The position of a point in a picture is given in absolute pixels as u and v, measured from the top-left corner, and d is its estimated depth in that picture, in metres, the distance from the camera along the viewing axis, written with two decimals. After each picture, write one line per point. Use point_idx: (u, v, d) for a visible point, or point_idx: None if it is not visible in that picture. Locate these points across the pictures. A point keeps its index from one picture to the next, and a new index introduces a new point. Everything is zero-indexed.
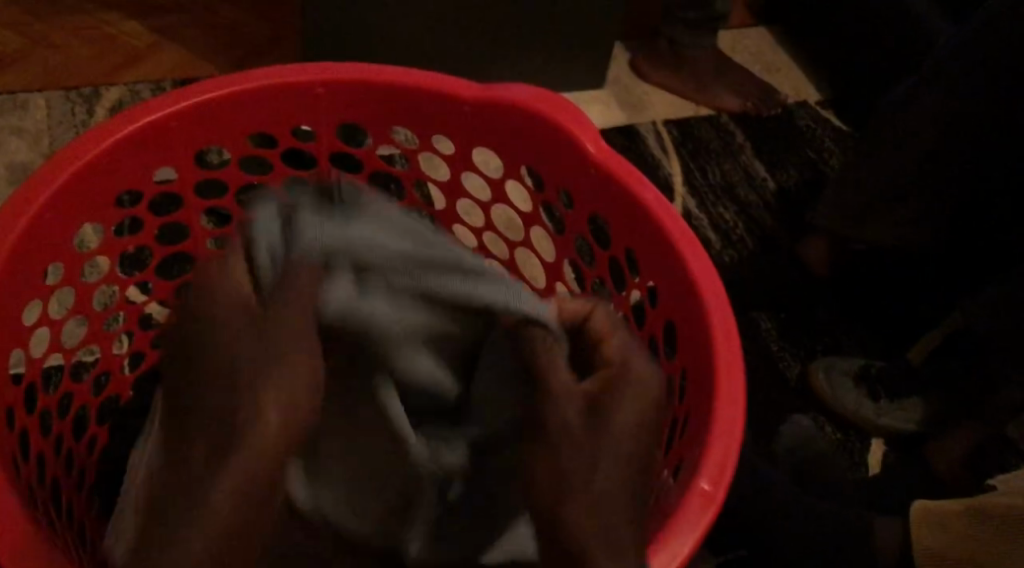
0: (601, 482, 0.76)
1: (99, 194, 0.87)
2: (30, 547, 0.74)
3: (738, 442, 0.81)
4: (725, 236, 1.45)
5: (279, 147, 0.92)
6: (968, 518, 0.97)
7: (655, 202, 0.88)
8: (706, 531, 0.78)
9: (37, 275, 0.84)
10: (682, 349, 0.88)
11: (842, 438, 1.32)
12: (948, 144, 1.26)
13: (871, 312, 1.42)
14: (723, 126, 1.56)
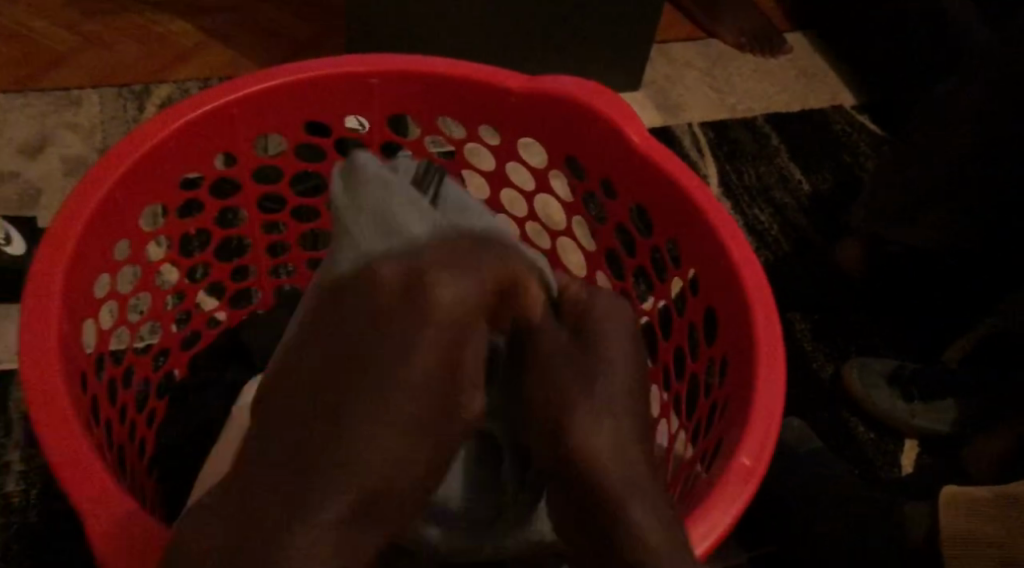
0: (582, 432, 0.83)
1: (165, 175, 0.90)
2: (104, 498, 0.78)
3: (777, 419, 0.83)
4: (760, 237, 1.48)
5: (333, 136, 0.95)
6: (995, 505, 0.99)
7: (702, 194, 0.90)
8: (748, 502, 0.81)
9: (107, 250, 0.88)
10: (722, 334, 0.90)
11: (877, 438, 1.34)
12: (986, 149, 1.28)
13: (905, 312, 1.44)
14: (760, 129, 1.58)
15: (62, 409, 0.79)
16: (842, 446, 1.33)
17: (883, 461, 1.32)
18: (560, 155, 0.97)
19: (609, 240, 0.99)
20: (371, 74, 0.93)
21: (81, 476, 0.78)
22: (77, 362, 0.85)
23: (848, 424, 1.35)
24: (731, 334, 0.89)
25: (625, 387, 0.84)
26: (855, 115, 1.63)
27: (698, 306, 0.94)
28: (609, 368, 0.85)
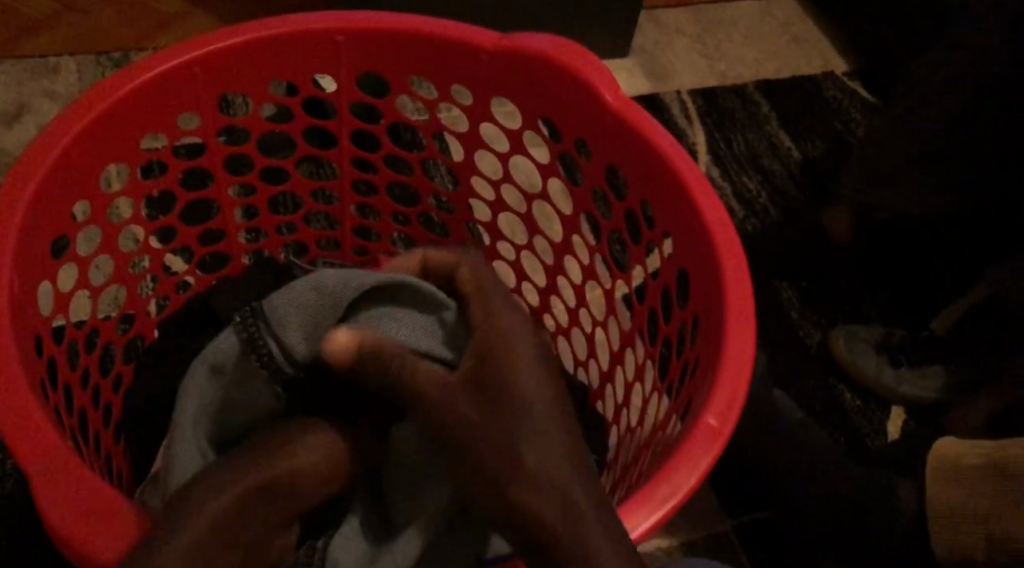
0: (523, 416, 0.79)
1: (127, 134, 0.89)
2: (56, 459, 0.75)
3: (746, 377, 0.81)
4: (749, 205, 1.45)
5: (300, 95, 0.93)
6: (983, 467, 0.97)
7: (674, 153, 0.88)
8: (714, 464, 0.79)
9: (65, 211, 0.86)
10: (696, 296, 0.88)
11: (862, 405, 1.32)
12: (974, 116, 1.26)
13: (895, 280, 1.42)
14: (749, 96, 1.55)
15: (18, 390, 0.76)
16: (828, 413, 1.31)
17: (870, 428, 1.30)
18: (532, 115, 0.95)
19: (584, 203, 0.97)
20: (336, 31, 0.91)
21: (33, 438, 0.76)
22: (34, 321, 0.83)
23: (834, 391, 1.33)
24: (704, 294, 0.87)
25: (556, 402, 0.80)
26: (847, 82, 1.61)
27: (673, 268, 0.92)
28: (527, 388, 0.79)
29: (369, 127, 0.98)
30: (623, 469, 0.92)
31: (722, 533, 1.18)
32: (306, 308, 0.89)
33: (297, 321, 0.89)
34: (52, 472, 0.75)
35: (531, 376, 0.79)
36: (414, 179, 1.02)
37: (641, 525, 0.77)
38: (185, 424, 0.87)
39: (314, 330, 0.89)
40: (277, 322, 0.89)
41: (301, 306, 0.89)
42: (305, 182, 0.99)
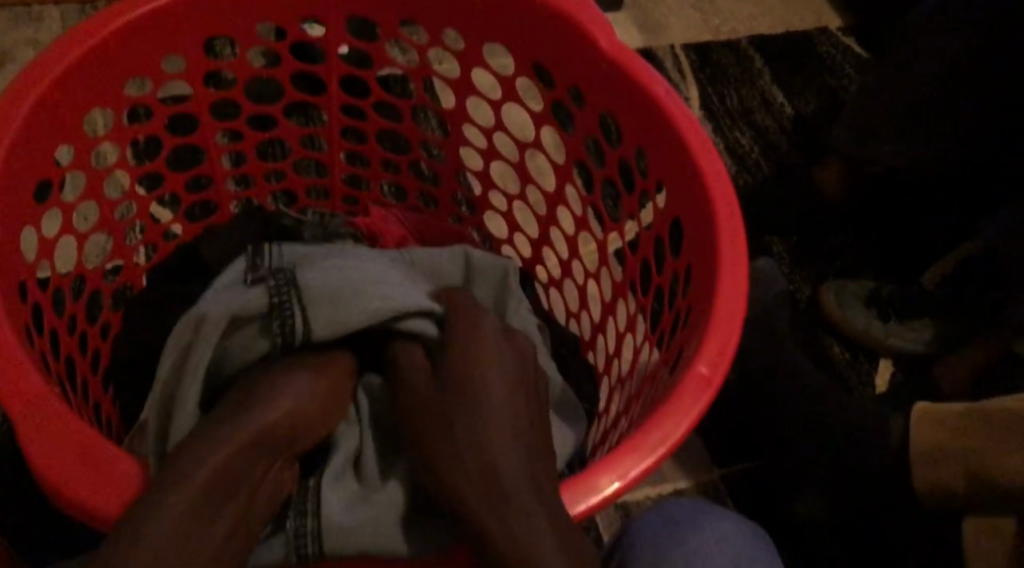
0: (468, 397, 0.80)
1: (110, 76, 0.88)
2: (41, 405, 0.73)
3: (739, 324, 0.79)
4: (740, 159, 1.46)
5: (287, 38, 0.93)
6: (969, 420, 0.97)
7: (668, 97, 0.87)
8: (705, 411, 0.77)
9: (50, 155, 0.86)
10: (688, 244, 0.87)
11: (852, 357, 1.33)
12: (965, 71, 1.26)
13: (884, 235, 1.42)
14: (743, 52, 1.55)
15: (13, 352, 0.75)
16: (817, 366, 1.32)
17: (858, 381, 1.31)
18: (525, 61, 0.94)
19: (576, 152, 0.96)
20: None
21: (18, 382, 0.74)
22: (20, 265, 0.83)
23: (823, 344, 1.33)
24: (697, 241, 0.85)
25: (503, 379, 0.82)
26: (840, 39, 1.60)
27: (665, 216, 0.90)
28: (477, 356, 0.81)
29: (358, 72, 0.97)
30: (615, 420, 0.90)
31: (710, 483, 1.18)
32: (340, 286, 0.86)
33: (325, 297, 0.86)
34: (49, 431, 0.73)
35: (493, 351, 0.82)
36: (404, 126, 1.01)
37: (635, 470, 0.75)
38: (195, 371, 0.83)
39: (338, 308, 0.86)
40: (302, 291, 0.86)
41: (336, 287, 0.86)
42: (293, 129, 0.99)
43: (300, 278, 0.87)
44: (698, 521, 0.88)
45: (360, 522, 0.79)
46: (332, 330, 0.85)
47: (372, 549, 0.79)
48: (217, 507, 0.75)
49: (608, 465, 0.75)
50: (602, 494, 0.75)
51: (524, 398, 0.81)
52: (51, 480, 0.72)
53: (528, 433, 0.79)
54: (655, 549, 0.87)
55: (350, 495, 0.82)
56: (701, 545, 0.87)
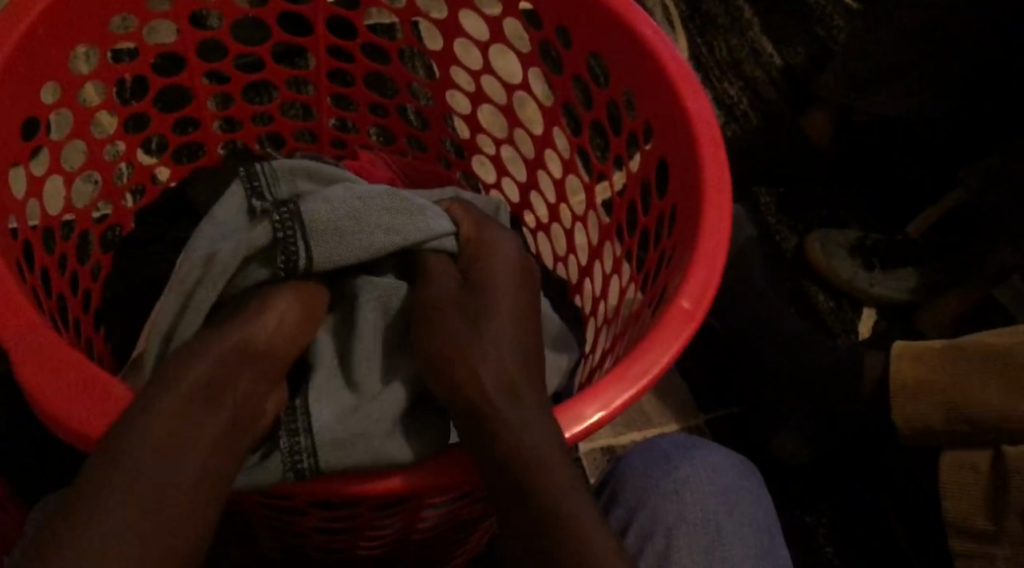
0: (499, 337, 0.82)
1: (96, 13, 0.87)
2: (32, 338, 0.73)
3: (722, 261, 0.80)
4: (728, 111, 1.46)
5: None
6: (949, 355, 0.98)
7: (653, 37, 0.87)
8: (686, 346, 0.77)
9: (38, 92, 0.85)
10: (673, 184, 0.87)
11: (836, 307, 1.34)
12: (951, 24, 1.26)
13: (870, 185, 1.43)
14: (732, 2, 1.51)
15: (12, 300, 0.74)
16: (802, 314, 1.33)
17: (841, 329, 1.33)
18: (513, 1, 0.93)
19: (564, 94, 0.95)
20: None
21: (10, 312, 0.74)
22: (9, 204, 0.83)
23: (809, 294, 1.34)
24: (681, 180, 0.86)
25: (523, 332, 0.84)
26: None
27: (650, 157, 0.90)
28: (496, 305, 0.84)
29: (345, 11, 0.96)
30: (599, 360, 0.91)
31: (696, 428, 1.20)
32: (344, 218, 0.88)
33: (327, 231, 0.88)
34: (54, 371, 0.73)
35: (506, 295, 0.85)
36: (391, 68, 1.01)
37: (619, 400, 0.75)
38: (199, 308, 0.85)
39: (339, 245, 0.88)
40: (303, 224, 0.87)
41: (336, 219, 0.87)
42: (280, 70, 0.98)
43: (302, 208, 0.88)
44: (688, 452, 0.89)
45: (352, 425, 0.79)
46: (330, 260, 0.87)
47: (359, 461, 0.77)
48: (196, 426, 0.77)
49: (591, 395, 0.75)
50: (585, 424, 0.75)
51: (528, 334, 0.84)
52: (51, 413, 0.72)
53: (531, 368, 0.82)
54: (648, 479, 0.88)
55: (343, 409, 0.82)
56: (692, 474, 0.88)
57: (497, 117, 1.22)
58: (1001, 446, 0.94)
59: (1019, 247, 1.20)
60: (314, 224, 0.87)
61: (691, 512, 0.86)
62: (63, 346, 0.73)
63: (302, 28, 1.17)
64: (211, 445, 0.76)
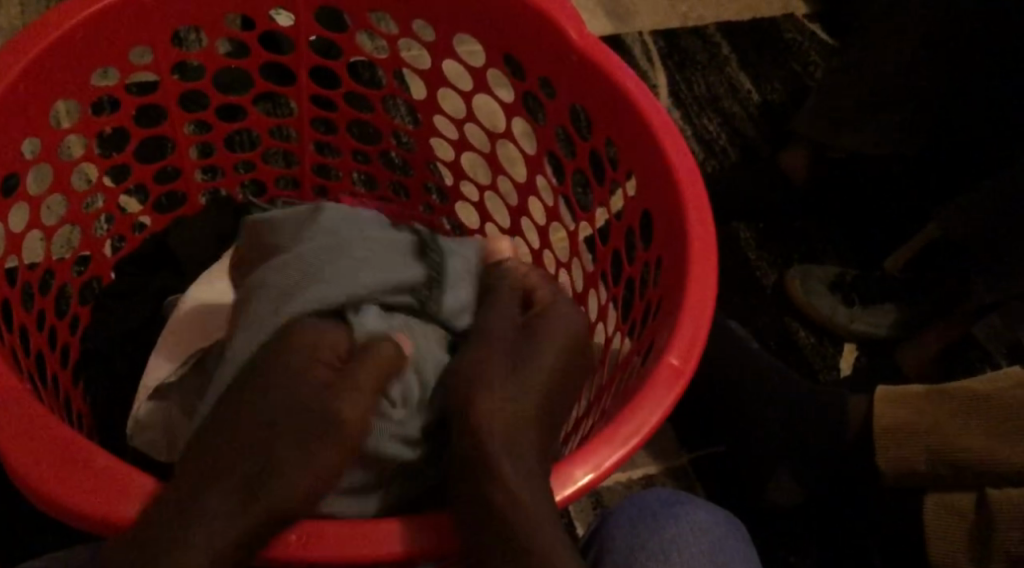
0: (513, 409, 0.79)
1: (77, 68, 0.87)
2: (14, 398, 0.73)
3: (711, 315, 0.81)
4: (708, 147, 1.44)
5: (256, 29, 0.94)
6: (932, 398, 1.01)
7: (640, 94, 0.87)
8: (676, 403, 0.78)
9: (18, 149, 0.85)
10: (659, 235, 0.88)
11: (816, 342, 1.34)
12: (927, 70, 1.27)
13: (850, 221, 1.43)
14: (710, 39, 1.51)
15: (12, 390, 0.73)
16: (782, 350, 1.33)
17: (823, 364, 1.33)
18: (496, 51, 0.94)
19: (548, 144, 0.96)
20: None
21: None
22: None
23: (789, 329, 1.34)
24: (665, 232, 0.87)
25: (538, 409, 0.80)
26: (805, 24, 1.57)
27: (635, 209, 0.91)
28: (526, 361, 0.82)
29: (327, 62, 0.97)
30: (587, 407, 0.92)
31: (680, 467, 1.20)
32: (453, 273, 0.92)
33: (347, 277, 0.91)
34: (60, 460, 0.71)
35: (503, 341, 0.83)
36: (374, 117, 1.01)
37: (608, 460, 0.75)
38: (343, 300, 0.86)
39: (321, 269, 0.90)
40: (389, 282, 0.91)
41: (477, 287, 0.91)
42: (262, 118, 0.99)
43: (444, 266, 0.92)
44: (675, 511, 0.89)
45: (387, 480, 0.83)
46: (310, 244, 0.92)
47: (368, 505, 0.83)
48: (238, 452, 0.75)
49: (582, 455, 0.75)
50: (575, 485, 0.75)
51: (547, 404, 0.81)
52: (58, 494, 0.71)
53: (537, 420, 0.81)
54: (636, 529, 0.89)
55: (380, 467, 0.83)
56: (679, 535, 0.88)
57: (481, 164, 1.21)
58: (984, 488, 0.95)
59: (995, 283, 1.22)
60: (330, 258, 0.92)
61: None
62: (43, 410, 0.73)
63: (282, 71, 1.18)
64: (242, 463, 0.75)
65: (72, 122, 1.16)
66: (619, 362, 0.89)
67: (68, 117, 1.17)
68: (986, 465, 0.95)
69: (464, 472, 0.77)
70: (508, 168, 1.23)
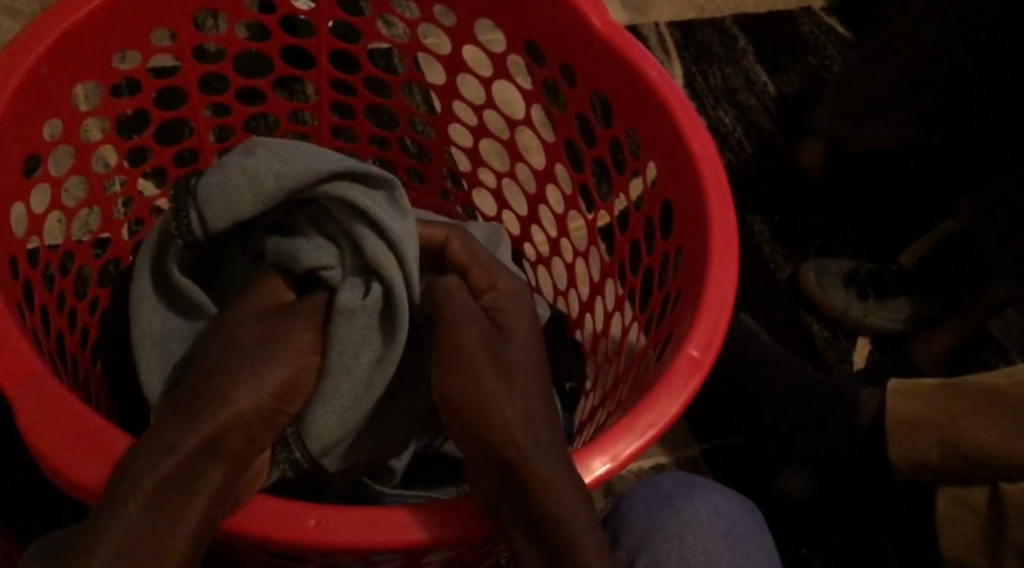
0: (514, 401, 0.78)
1: (100, 48, 0.88)
2: (32, 377, 0.73)
3: (732, 305, 0.81)
4: (724, 139, 1.43)
5: (277, 13, 0.94)
6: (944, 392, 1.01)
7: (665, 85, 0.87)
8: (696, 393, 0.78)
9: (39, 130, 0.85)
10: (680, 226, 0.88)
11: (829, 336, 1.34)
12: (941, 67, 1.27)
13: (866, 215, 1.42)
14: (727, 31, 1.50)
15: (30, 370, 0.73)
16: (796, 343, 1.33)
17: (836, 358, 1.33)
18: (517, 38, 0.94)
19: (568, 132, 0.96)
20: None
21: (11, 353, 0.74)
22: (11, 242, 0.83)
23: (803, 322, 1.34)
24: (686, 223, 0.86)
25: (538, 396, 0.80)
26: (823, 18, 1.56)
27: (655, 200, 0.91)
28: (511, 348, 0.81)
29: (347, 47, 0.97)
30: (604, 395, 0.92)
31: (693, 458, 1.20)
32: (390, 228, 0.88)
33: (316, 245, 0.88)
34: (53, 419, 0.72)
35: (519, 347, 0.82)
36: (393, 102, 1.01)
37: (627, 449, 0.75)
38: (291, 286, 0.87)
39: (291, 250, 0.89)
40: (364, 241, 0.87)
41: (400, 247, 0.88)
42: (281, 102, 0.99)
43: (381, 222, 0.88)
44: (688, 496, 0.89)
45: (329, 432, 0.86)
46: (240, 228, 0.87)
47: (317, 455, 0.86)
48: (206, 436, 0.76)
49: (601, 445, 0.76)
50: (594, 474, 0.75)
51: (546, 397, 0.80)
52: (61, 470, 0.72)
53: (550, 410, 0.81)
54: (649, 516, 0.88)
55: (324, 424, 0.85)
56: (693, 520, 0.88)
57: (498, 151, 1.21)
58: (996, 483, 0.94)
59: (1011, 280, 1.21)
60: (285, 224, 0.91)
61: (693, 557, 0.86)
62: (61, 390, 0.73)
63: (300, 56, 1.18)
64: (211, 453, 0.76)
65: (91, 105, 1.16)
66: (637, 354, 0.89)
67: (86, 100, 1.17)
68: (997, 459, 0.94)
69: (478, 466, 0.76)
70: (527, 156, 1.23)
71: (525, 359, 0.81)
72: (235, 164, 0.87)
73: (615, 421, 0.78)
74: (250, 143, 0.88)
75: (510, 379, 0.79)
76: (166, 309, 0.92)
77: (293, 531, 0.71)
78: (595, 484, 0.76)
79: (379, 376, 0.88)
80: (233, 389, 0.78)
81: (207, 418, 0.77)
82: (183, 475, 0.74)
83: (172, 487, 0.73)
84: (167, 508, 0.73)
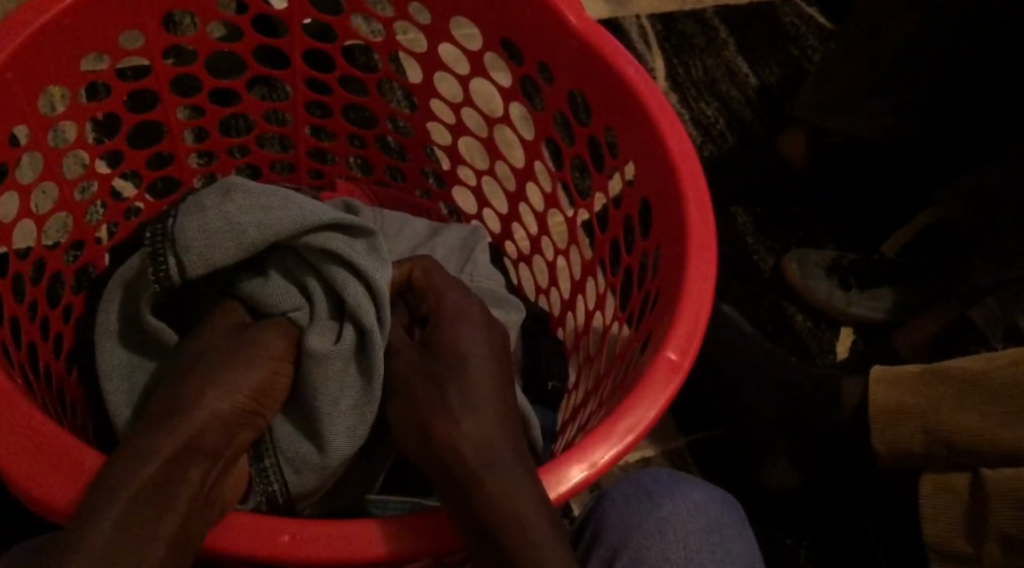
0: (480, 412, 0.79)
1: (66, 53, 0.87)
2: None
3: (710, 310, 0.81)
4: (706, 131, 1.44)
5: (248, 13, 0.93)
6: (926, 376, 1.01)
7: (642, 84, 0.87)
8: (673, 397, 0.78)
9: (5, 138, 0.85)
10: (658, 226, 0.88)
11: (813, 327, 1.34)
12: (918, 57, 1.27)
13: (849, 204, 1.42)
14: (708, 22, 1.50)
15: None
16: (780, 334, 1.33)
17: (819, 348, 1.33)
18: (495, 36, 0.94)
19: (547, 130, 0.96)
20: None
21: None
22: None
23: (786, 313, 1.35)
24: (665, 223, 0.87)
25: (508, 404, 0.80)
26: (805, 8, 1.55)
27: (634, 198, 0.91)
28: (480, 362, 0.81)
29: (322, 46, 0.97)
30: (585, 396, 0.92)
31: (677, 450, 1.20)
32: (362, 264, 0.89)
33: (284, 287, 0.89)
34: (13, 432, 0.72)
35: (491, 358, 0.82)
36: (371, 102, 1.01)
37: (605, 456, 0.76)
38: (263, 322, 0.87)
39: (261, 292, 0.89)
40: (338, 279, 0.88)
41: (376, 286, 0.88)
42: (256, 103, 0.99)
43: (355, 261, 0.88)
44: (670, 491, 0.89)
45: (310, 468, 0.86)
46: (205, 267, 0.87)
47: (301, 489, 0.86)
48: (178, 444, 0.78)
49: (575, 453, 0.76)
50: (570, 483, 0.75)
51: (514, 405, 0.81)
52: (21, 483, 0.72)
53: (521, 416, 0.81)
54: (631, 512, 0.89)
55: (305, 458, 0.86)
56: (674, 515, 0.88)
57: (477, 148, 1.21)
58: (978, 469, 0.95)
59: (991, 269, 1.21)
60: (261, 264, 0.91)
61: (675, 552, 0.87)
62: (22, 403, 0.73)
63: (276, 55, 1.18)
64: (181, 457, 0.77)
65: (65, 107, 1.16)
66: (614, 359, 0.89)
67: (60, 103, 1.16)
68: (979, 444, 0.95)
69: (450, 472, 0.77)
70: (506, 153, 1.23)
71: (497, 370, 0.81)
72: (212, 208, 0.87)
73: (591, 427, 0.78)
74: (227, 184, 0.89)
75: (478, 390, 0.80)
76: (131, 350, 0.91)
77: (266, 548, 0.72)
78: (564, 497, 0.76)
79: (360, 418, 0.87)
80: (207, 398, 0.80)
81: (181, 427, 0.78)
82: (155, 479, 0.75)
83: (147, 489, 0.75)
84: (145, 508, 0.74)
